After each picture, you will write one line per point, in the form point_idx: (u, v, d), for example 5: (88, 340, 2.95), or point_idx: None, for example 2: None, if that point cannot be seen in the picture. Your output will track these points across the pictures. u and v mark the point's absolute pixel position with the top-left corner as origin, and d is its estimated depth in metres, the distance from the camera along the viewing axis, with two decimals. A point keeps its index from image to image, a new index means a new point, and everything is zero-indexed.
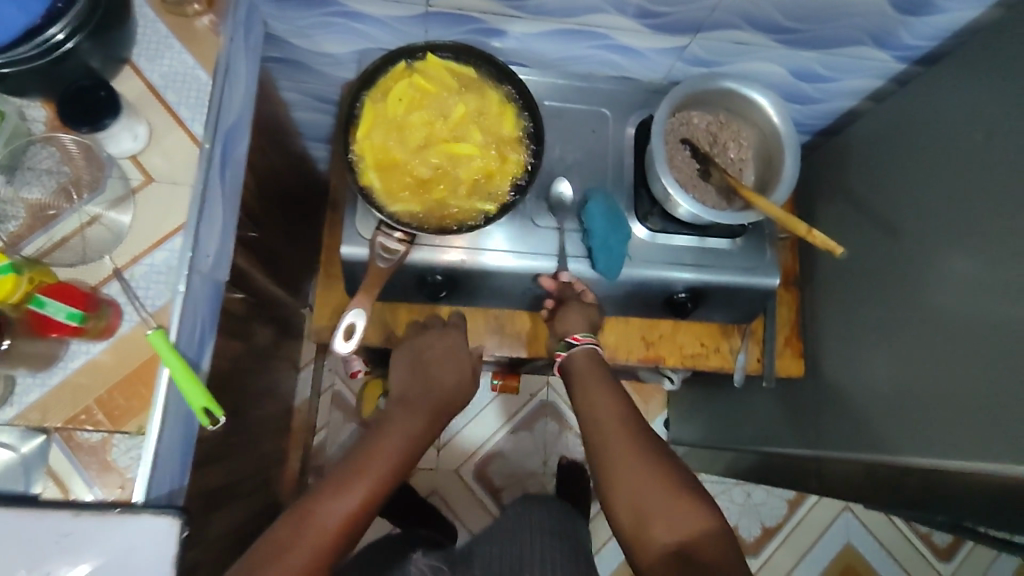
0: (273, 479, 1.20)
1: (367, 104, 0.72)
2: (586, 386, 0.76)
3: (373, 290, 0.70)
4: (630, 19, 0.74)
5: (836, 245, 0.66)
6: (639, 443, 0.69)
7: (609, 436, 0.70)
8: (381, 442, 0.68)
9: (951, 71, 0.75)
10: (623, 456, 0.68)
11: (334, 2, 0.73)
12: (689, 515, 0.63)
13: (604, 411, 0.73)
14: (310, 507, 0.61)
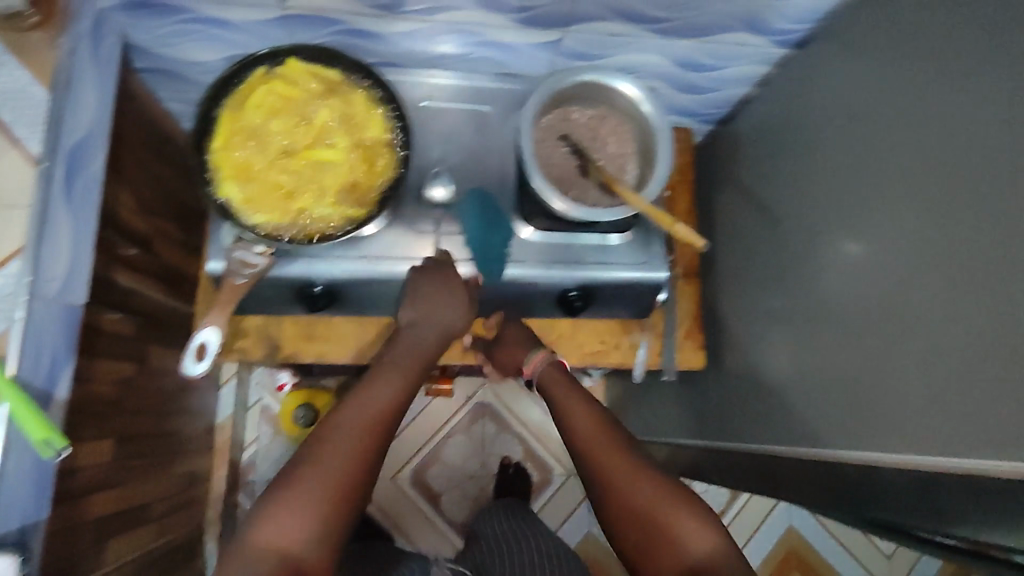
0: (194, 498, 1.18)
1: (223, 113, 0.69)
2: (563, 399, 0.74)
3: (230, 305, 0.71)
4: (496, 14, 0.72)
5: (697, 238, 0.65)
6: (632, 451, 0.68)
7: (592, 451, 0.68)
8: (383, 376, 0.66)
9: (824, 53, 0.74)
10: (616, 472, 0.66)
11: (185, 8, 0.70)
12: (695, 527, 0.61)
13: (582, 425, 0.71)
14: (317, 440, 0.60)
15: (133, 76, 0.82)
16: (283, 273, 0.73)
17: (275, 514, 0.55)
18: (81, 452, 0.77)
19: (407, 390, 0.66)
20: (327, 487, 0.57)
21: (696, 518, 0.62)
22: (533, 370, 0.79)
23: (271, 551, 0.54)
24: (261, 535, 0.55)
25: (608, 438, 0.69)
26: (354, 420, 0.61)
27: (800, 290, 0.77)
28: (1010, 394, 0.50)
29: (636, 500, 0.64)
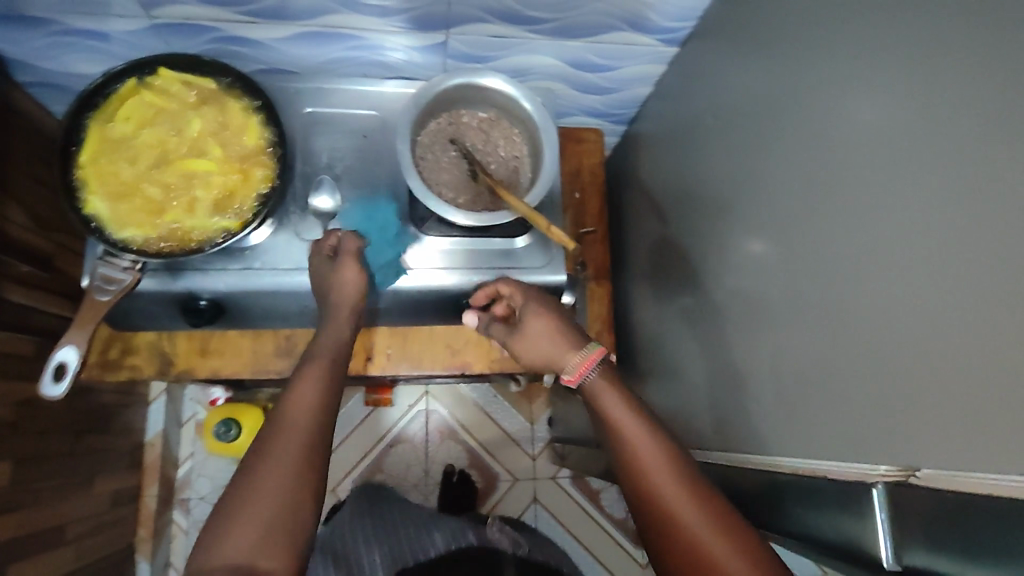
0: (120, 519, 1.15)
1: (90, 127, 0.67)
2: (611, 415, 0.57)
3: (89, 324, 0.65)
4: (371, 18, 0.71)
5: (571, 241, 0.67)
6: (700, 486, 0.53)
7: (656, 472, 0.54)
8: (311, 367, 0.60)
9: (707, 50, 0.74)
10: (665, 492, 0.53)
11: (52, 20, 0.69)
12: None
13: (650, 453, 0.55)
14: (260, 450, 0.53)
15: (18, 90, 0.81)
16: (164, 288, 0.71)
17: (226, 533, 0.48)
18: None
19: (332, 389, 0.60)
20: (282, 493, 0.51)
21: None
22: (582, 380, 0.61)
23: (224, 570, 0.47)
24: (212, 557, 0.48)
25: (672, 476, 0.53)
26: (298, 409, 0.57)
27: (699, 286, 0.77)
28: (857, 388, 0.49)
29: (705, 546, 0.50)
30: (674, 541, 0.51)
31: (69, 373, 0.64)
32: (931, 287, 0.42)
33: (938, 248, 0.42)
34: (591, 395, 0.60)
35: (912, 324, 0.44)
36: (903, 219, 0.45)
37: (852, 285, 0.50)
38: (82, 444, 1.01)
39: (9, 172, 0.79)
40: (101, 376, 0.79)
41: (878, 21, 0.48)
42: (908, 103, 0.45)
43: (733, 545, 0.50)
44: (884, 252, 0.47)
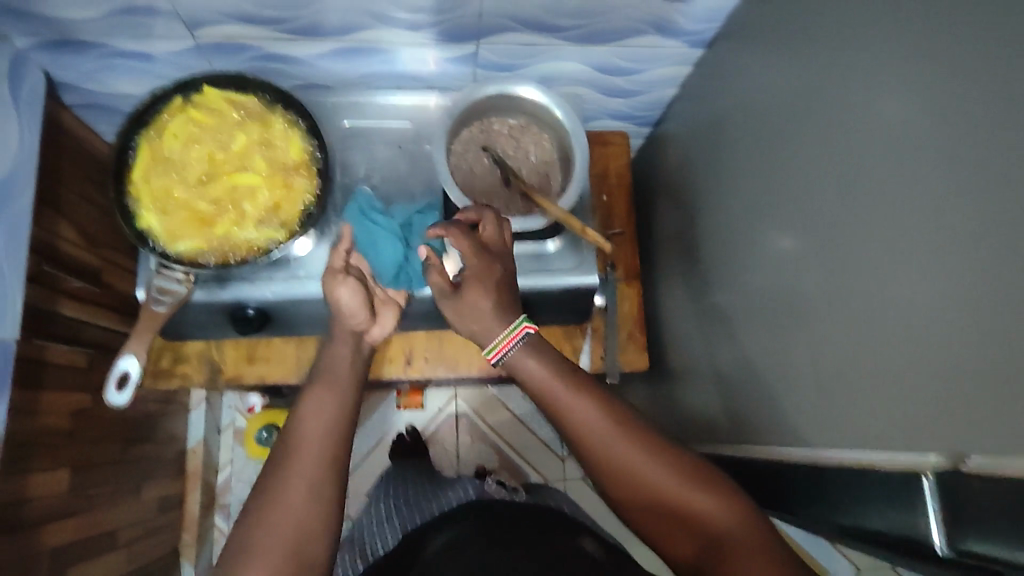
0: (165, 524, 1.18)
1: (141, 145, 0.70)
2: (556, 391, 0.61)
3: (147, 335, 0.70)
4: (405, 32, 0.73)
5: (605, 243, 0.70)
6: (653, 444, 0.60)
7: (605, 441, 0.60)
8: (319, 390, 0.63)
9: (734, 51, 0.75)
10: (613, 458, 0.60)
11: (102, 45, 0.72)
12: (707, 497, 0.58)
13: (596, 423, 0.60)
14: (278, 472, 0.57)
15: (66, 112, 0.83)
16: (213, 298, 0.74)
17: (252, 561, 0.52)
18: (30, 485, 0.78)
19: (344, 406, 0.62)
20: (307, 515, 0.55)
21: (713, 494, 0.58)
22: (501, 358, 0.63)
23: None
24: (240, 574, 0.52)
25: (619, 446, 0.60)
26: (314, 432, 0.59)
27: (730, 283, 0.78)
28: (898, 379, 0.51)
29: (656, 485, 0.59)
30: (635, 493, 0.60)
31: (131, 382, 0.69)
32: (966, 279, 0.44)
33: (971, 240, 0.43)
34: (514, 371, 0.63)
35: (950, 315, 0.45)
36: (933, 213, 0.46)
37: (886, 278, 0.51)
38: (130, 452, 1.04)
39: (61, 191, 0.82)
40: (153, 385, 0.82)
41: (896, 20, 0.50)
42: (929, 100, 0.46)
43: (683, 483, 0.58)
44: (916, 245, 0.48)
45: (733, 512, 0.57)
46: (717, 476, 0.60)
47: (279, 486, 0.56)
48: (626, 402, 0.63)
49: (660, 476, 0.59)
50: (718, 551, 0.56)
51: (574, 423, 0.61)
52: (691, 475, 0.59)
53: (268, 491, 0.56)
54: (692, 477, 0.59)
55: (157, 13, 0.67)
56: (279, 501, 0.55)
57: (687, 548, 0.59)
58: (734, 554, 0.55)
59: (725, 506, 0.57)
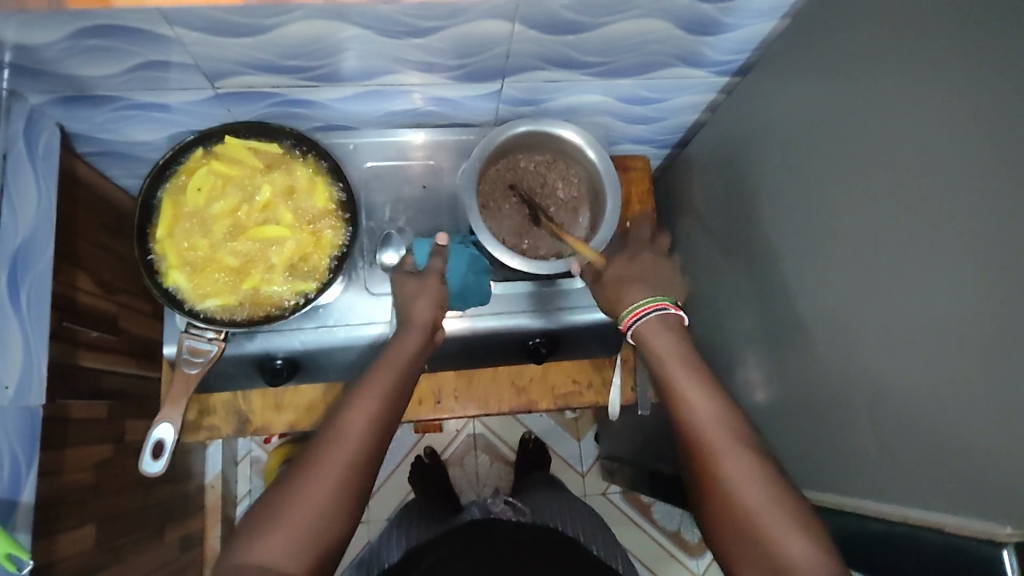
0: (189, 563, 1.17)
1: (164, 199, 0.69)
2: (677, 384, 0.61)
3: (182, 399, 0.68)
4: (430, 73, 0.72)
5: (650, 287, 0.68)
6: (768, 472, 0.55)
7: (717, 438, 0.57)
8: (376, 382, 0.61)
9: (764, 81, 0.74)
10: (722, 458, 0.56)
11: (119, 98, 0.70)
12: (803, 541, 0.50)
13: (711, 417, 0.59)
14: (317, 453, 0.56)
15: (78, 161, 0.80)
16: (244, 350, 0.75)
17: (270, 532, 0.51)
18: (60, 544, 0.76)
19: (391, 403, 0.60)
20: (329, 500, 0.53)
21: (811, 540, 0.50)
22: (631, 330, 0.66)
23: (258, 569, 0.50)
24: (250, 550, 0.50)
25: (734, 454, 0.56)
26: (361, 420, 0.58)
27: (763, 315, 0.77)
28: (939, 439, 0.49)
29: (750, 506, 0.53)
30: (723, 509, 0.55)
31: (166, 451, 0.67)
32: (1010, 345, 0.43)
33: (1015, 304, 0.42)
34: (645, 347, 0.65)
35: (990, 379, 0.44)
36: (975, 271, 0.45)
37: (923, 333, 0.50)
38: (153, 496, 1.03)
39: (77, 243, 0.80)
40: (182, 440, 0.81)
41: (937, 69, 0.49)
42: (974, 154, 0.45)
43: (784, 514, 0.52)
44: (954, 302, 0.47)
45: (823, 566, 0.49)
46: (824, 534, 0.51)
47: (317, 468, 0.55)
48: (756, 428, 0.60)
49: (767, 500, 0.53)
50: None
51: (685, 419, 0.60)
52: (803, 517, 0.52)
53: (302, 472, 0.55)
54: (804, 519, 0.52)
55: (174, 65, 0.65)
56: (310, 481, 0.54)
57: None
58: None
59: (818, 556, 0.50)
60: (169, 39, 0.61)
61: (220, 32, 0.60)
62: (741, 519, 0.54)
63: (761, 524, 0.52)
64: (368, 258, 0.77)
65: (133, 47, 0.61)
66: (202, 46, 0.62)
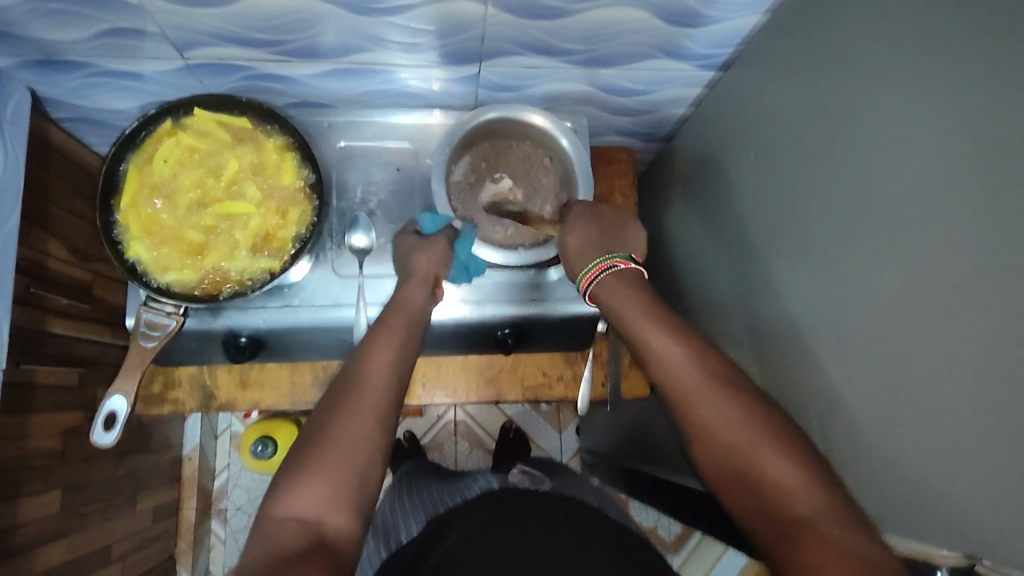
0: (161, 533, 1.17)
1: (129, 170, 0.68)
2: (637, 324, 0.59)
3: (135, 372, 0.70)
4: (405, 54, 0.70)
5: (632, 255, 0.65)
6: (743, 404, 0.53)
7: (688, 373, 0.56)
8: (384, 334, 0.61)
9: (748, 77, 0.72)
10: (695, 394, 0.55)
11: (89, 64, 0.69)
12: (790, 467, 0.49)
13: (676, 355, 0.57)
14: (339, 405, 0.56)
15: (53, 126, 0.80)
16: (205, 326, 0.73)
17: (306, 481, 0.51)
18: (25, 508, 0.76)
19: (403, 357, 0.60)
20: (357, 449, 0.53)
21: (798, 465, 0.49)
22: (592, 287, 0.64)
23: (299, 520, 0.50)
24: (289, 500, 0.51)
25: (710, 389, 0.54)
26: (377, 369, 0.58)
27: (737, 316, 0.75)
28: (902, 455, 0.48)
29: (732, 439, 0.52)
30: (706, 450, 0.53)
31: (119, 421, 0.70)
32: (982, 365, 0.41)
33: (985, 322, 0.41)
34: (607, 301, 0.63)
35: (960, 398, 0.43)
36: (949, 287, 0.44)
37: (892, 346, 0.49)
38: (126, 464, 1.03)
39: (49, 208, 0.79)
40: (144, 410, 0.84)
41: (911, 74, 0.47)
42: (952, 166, 0.44)
43: (768, 443, 0.50)
44: (926, 318, 0.46)
45: (813, 488, 0.47)
46: (811, 455, 0.49)
47: (341, 418, 0.55)
48: (725, 356, 0.57)
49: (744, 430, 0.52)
50: (794, 529, 0.46)
51: (655, 362, 0.58)
52: (786, 438, 0.50)
53: (329, 422, 0.55)
54: (784, 439, 0.50)
55: (145, 35, 0.64)
56: (337, 429, 0.54)
57: (758, 520, 0.49)
58: (814, 536, 0.45)
59: (806, 482, 0.48)
60: (135, 8, 0.60)
61: (186, 1, 0.59)
62: (724, 460, 0.52)
63: (748, 459, 0.51)
64: (338, 239, 0.77)
65: (101, 14, 0.60)
66: (170, 15, 0.61)
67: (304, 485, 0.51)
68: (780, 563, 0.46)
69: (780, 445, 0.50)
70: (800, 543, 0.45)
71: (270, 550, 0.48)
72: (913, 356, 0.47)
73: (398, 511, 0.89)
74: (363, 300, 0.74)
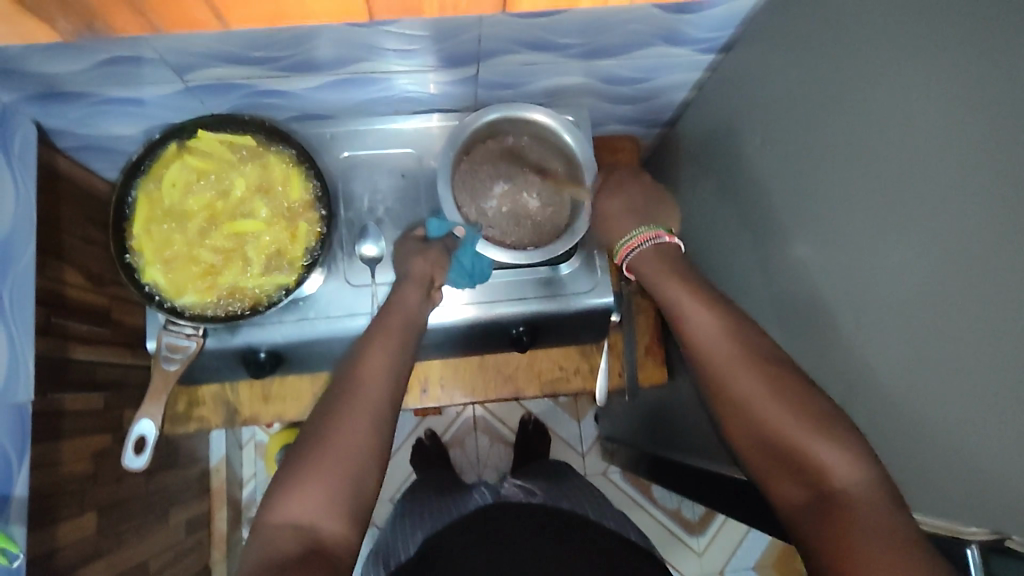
0: (194, 545, 1.19)
1: (138, 196, 0.69)
2: (674, 301, 0.64)
3: (161, 395, 0.72)
4: (402, 60, 0.70)
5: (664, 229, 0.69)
6: (780, 380, 0.57)
7: (725, 355, 0.60)
8: (375, 336, 0.61)
9: (748, 60, 0.72)
10: (735, 373, 0.59)
11: (90, 93, 0.70)
12: (832, 448, 0.52)
13: (711, 335, 0.61)
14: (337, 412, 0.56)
15: (60, 156, 0.81)
16: (224, 344, 0.74)
17: (302, 486, 0.51)
18: (65, 531, 0.77)
19: (402, 360, 0.60)
20: (353, 453, 0.53)
21: (840, 446, 0.52)
22: (627, 257, 0.69)
23: (293, 526, 0.50)
24: (293, 505, 0.51)
25: (750, 373, 0.58)
26: (373, 373, 0.58)
27: (752, 296, 0.75)
28: (925, 432, 0.48)
29: (777, 420, 0.56)
30: (752, 431, 0.58)
31: (148, 445, 0.72)
32: (996, 341, 0.41)
33: (1000, 299, 0.41)
34: (640, 267, 0.68)
35: (978, 374, 0.43)
36: (960, 265, 0.44)
37: (904, 323, 0.49)
38: (155, 482, 1.04)
39: (63, 238, 0.79)
40: (172, 429, 0.86)
41: (921, 52, 0.46)
42: (959, 143, 0.43)
43: (809, 425, 0.54)
44: (939, 295, 0.46)
45: (853, 468, 0.51)
46: (855, 435, 0.52)
47: (339, 424, 0.54)
48: (763, 329, 0.61)
49: (779, 407, 0.56)
50: (828, 506, 0.52)
51: (693, 344, 0.63)
52: (828, 412, 0.54)
53: (327, 428, 0.55)
54: (817, 413, 0.54)
55: (144, 61, 0.65)
56: (338, 436, 0.54)
57: (800, 497, 0.54)
58: (847, 514, 0.50)
59: (847, 462, 0.51)
60: (133, 38, 0.60)
61: (181, 28, 0.59)
62: (764, 435, 0.57)
63: (789, 438, 0.55)
64: (349, 248, 0.77)
65: (101, 44, 0.61)
66: (169, 41, 0.61)
67: (305, 491, 0.51)
68: (815, 540, 0.52)
69: (819, 421, 0.54)
70: (833, 521, 0.50)
71: (266, 557, 0.48)
72: (928, 335, 0.47)
73: (400, 531, 0.90)
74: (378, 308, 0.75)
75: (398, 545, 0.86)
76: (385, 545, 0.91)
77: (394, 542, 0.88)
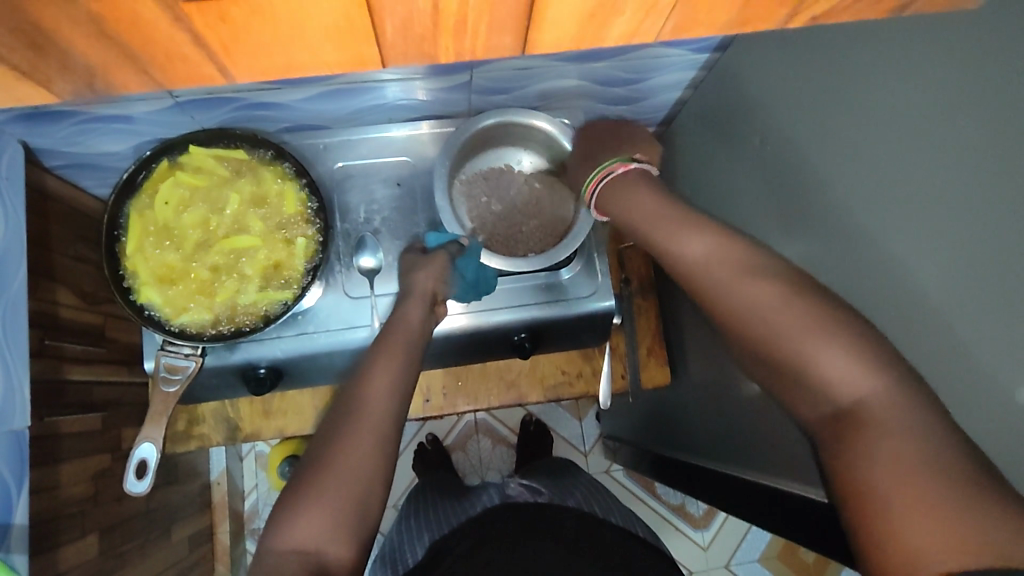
0: (198, 560, 1.18)
1: (130, 215, 0.68)
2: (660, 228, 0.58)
3: (161, 417, 0.71)
4: (394, 69, 0.69)
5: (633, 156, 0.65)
6: (787, 284, 0.49)
7: (720, 266, 0.53)
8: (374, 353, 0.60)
9: (742, 59, 0.71)
10: (734, 282, 0.52)
11: (77, 112, 0.68)
12: (837, 353, 0.44)
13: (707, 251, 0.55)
14: (341, 431, 0.55)
15: (49, 175, 0.80)
16: (223, 362, 0.73)
17: (308, 509, 0.51)
18: (67, 555, 0.76)
19: (405, 376, 0.59)
20: (354, 476, 0.52)
21: (846, 349, 0.44)
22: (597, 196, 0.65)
23: (300, 552, 0.49)
24: (298, 529, 0.50)
25: (748, 284, 0.51)
26: (373, 392, 0.57)
27: None
28: None
29: (772, 329, 0.48)
30: (749, 344, 0.50)
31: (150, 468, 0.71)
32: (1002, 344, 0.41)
33: (1004, 301, 0.40)
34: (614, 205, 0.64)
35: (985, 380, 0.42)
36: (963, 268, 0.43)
37: (906, 325, 0.49)
38: (155, 499, 1.02)
39: (53, 258, 0.78)
40: (173, 448, 0.85)
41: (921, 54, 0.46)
42: (960, 145, 0.43)
43: (814, 327, 0.46)
44: (938, 297, 0.45)
45: (864, 374, 0.43)
46: (867, 342, 0.45)
47: (343, 445, 0.53)
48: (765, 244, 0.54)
49: (773, 316, 0.48)
50: (842, 419, 0.43)
51: (684, 264, 0.56)
52: (828, 314, 0.46)
53: (331, 449, 0.54)
54: (825, 320, 0.46)
55: None
56: (341, 457, 0.53)
57: (810, 415, 0.46)
58: (860, 425, 0.42)
59: (857, 368, 0.43)
60: None
61: None
62: (763, 349, 0.49)
63: (791, 350, 0.47)
64: (347, 260, 0.76)
65: None
66: None
67: (311, 514, 0.50)
68: (831, 461, 0.43)
69: (822, 329, 0.46)
70: (849, 435, 0.42)
71: None
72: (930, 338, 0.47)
73: (404, 537, 0.90)
74: (378, 320, 0.74)
75: (403, 552, 0.86)
76: (390, 553, 0.90)
77: (399, 550, 0.88)
